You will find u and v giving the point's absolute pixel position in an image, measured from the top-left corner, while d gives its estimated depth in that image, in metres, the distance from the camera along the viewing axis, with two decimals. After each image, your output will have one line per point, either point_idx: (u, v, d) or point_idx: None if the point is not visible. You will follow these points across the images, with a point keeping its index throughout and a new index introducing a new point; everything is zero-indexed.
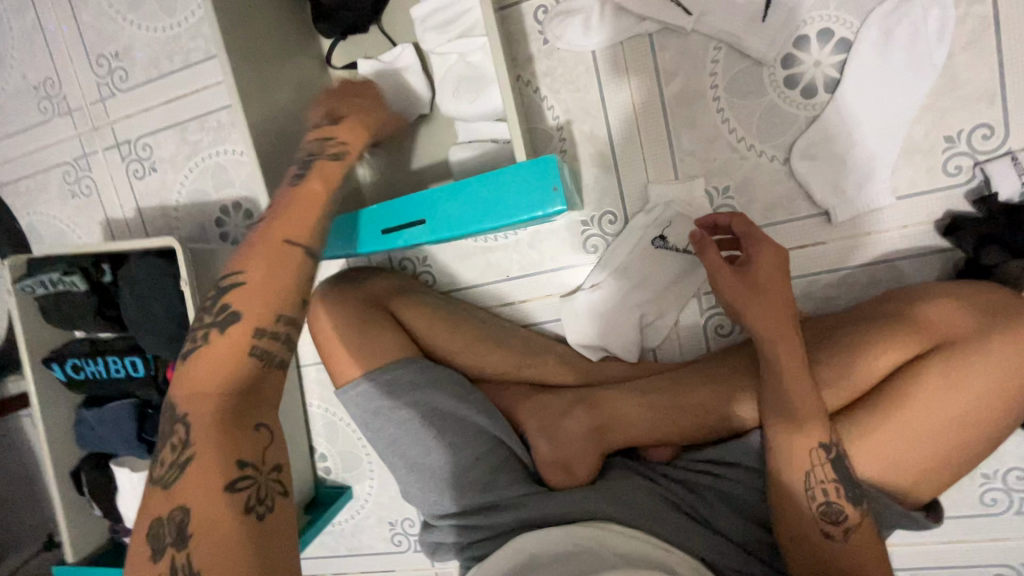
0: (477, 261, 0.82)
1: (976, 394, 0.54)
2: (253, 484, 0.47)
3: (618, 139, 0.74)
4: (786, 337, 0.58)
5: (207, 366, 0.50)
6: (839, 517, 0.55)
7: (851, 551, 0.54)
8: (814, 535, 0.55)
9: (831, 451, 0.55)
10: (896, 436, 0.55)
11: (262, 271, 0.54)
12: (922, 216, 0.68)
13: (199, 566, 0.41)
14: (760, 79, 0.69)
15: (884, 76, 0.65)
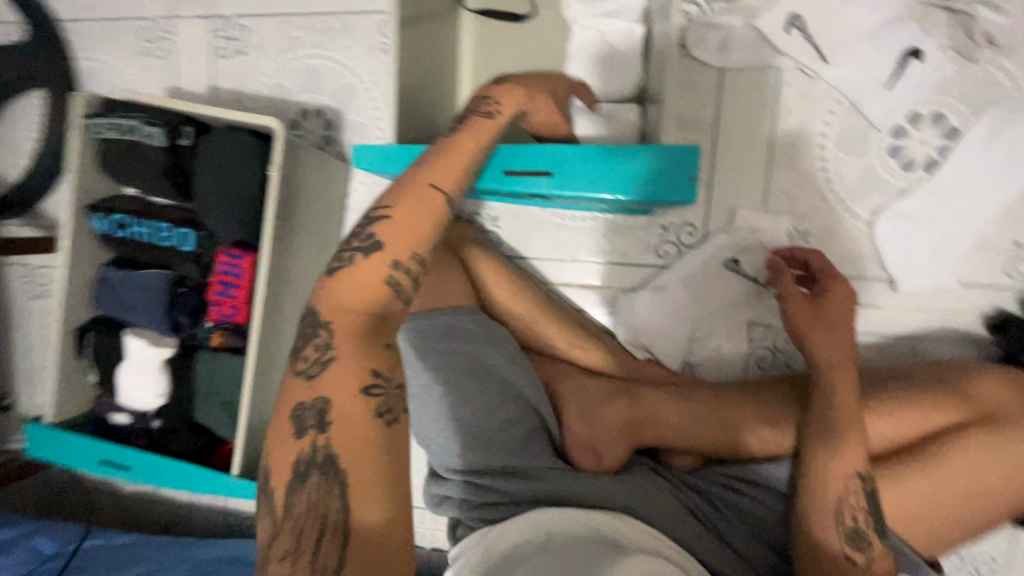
0: (547, 236, 0.82)
1: (1003, 470, 0.58)
2: (385, 393, 0.46)
3: (719, 158, 0.76)
4: (839, 364, 0.62)
5: (349, 288, 0.49)
6: (864, 545, 0.56)
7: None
8: (837, 558, 0.57)
9: (866, 483, 0.58)
10: (927, 491, 0.59)
11: (406, 207, 0.53)
12: (972, 307, 0.73)
13: (342, 453, 0.43)
14: (868, 141, 0.73)
15: (980, 170, 0.69)
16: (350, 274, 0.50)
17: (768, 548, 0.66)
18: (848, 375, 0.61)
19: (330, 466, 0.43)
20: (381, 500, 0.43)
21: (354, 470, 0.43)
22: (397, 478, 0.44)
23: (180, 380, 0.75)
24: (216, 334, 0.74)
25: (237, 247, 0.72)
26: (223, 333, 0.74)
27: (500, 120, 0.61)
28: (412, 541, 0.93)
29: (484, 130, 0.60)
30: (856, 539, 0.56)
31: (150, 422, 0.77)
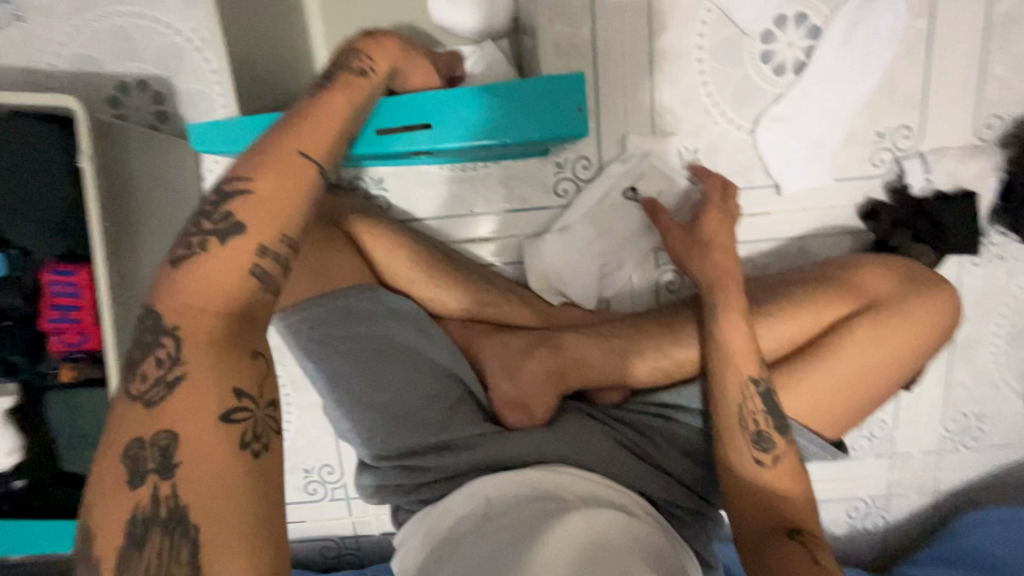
0: (440, 192, 0.76)
1: (883, 349, 0.64)
2: (251, 417, 0.40)
3: (603, 84, 0.73)
4: (729, 282, 0.66)
5: (206, 286, 0.42)
6: (767, 445, 0.60)
7: (777, 476, 0.59)
8: (748, 463, 0.60)
9: (761, 385, 0.61)
10: (823, 383, 0.64)
11: (262, 189, 0.45)
12: (848, 200, 0.77)
13: (191, 501, 0.36)
14: (741, 50, 0.72)
15: (841, 66, 0.72)
16: (202, 265, 0.42)
17: (698, 463, 0.69)
18: (737, 292, 0.65)
19: (174, 522, 0.35)
20: (247, 554, 0.36)
21: (208, 523, 0.36)
22: (270, 525, 0.38)
23: (36, 427, 0.64)
24: (64, 369, 0.62)
25: (64, 261, 0.60)
26: (72, 367, 0.62)
27: (373, 81, 0.53)
28: (357, 532, 0.89)
29: (354, 91, 0.52)
30: (763, 444, 0.60)
31: (11, 484, 0.65)
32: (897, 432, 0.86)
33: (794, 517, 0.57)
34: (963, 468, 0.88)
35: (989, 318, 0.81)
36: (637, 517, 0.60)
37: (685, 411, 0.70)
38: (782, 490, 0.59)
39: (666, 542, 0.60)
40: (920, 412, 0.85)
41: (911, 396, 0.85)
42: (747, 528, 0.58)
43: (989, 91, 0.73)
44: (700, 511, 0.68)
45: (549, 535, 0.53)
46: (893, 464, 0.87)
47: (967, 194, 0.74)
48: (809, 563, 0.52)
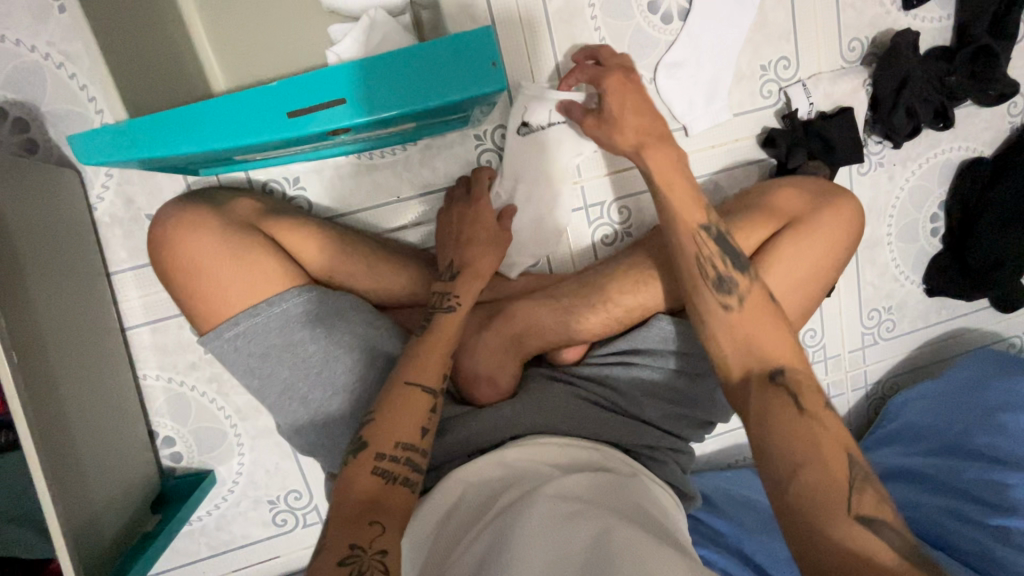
0: (363, 182, 0.74)
1: (811, 254, 0.68)
2: (361, 560, 0.47)
3: (507, 52, 0.74)
4: (651, 141, 0.66)
5: (397, 407, 0.56)
6: (731, 287, 0.62)
7: (747, 317, 0.61)
8: (715, 309, 0.62)
9: (711, 231, 0.64)
10: None
11: (433, 341, 0.62)
12: (748, 132, 0.83)
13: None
14: (630, 3, 0.75)
15: (721, 7, 0.77)
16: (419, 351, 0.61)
17: (669, 403, 0.71)
18: (664, 149, 0.66)
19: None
20: None
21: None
22: None
23: None
24: None
25: None
26: None
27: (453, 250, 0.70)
28: None
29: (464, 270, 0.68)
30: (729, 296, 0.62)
31: None
32: (826, 338, 0.94)
33: (774, 356, 0.59)
34: (884, 358, 0.98)
35: (881, 219, 0.91)
36: (618, 473, 0.62)
37: (645, 355, 0.72)
38: (758, 331, 0.60)
39: (652, 493, 0.63)
40: (841, 316, 0.93)
41: (832, 303, 0.93)
42: (735, 384, 0.60)
43: (847, 17, 0.82)
44: (677, 448, 0.71)
45: (523, 517, 0.52)
46: (827, 367, 0.96)
47: (844, 108, 0.81)
48: (792, 413, 0.54)
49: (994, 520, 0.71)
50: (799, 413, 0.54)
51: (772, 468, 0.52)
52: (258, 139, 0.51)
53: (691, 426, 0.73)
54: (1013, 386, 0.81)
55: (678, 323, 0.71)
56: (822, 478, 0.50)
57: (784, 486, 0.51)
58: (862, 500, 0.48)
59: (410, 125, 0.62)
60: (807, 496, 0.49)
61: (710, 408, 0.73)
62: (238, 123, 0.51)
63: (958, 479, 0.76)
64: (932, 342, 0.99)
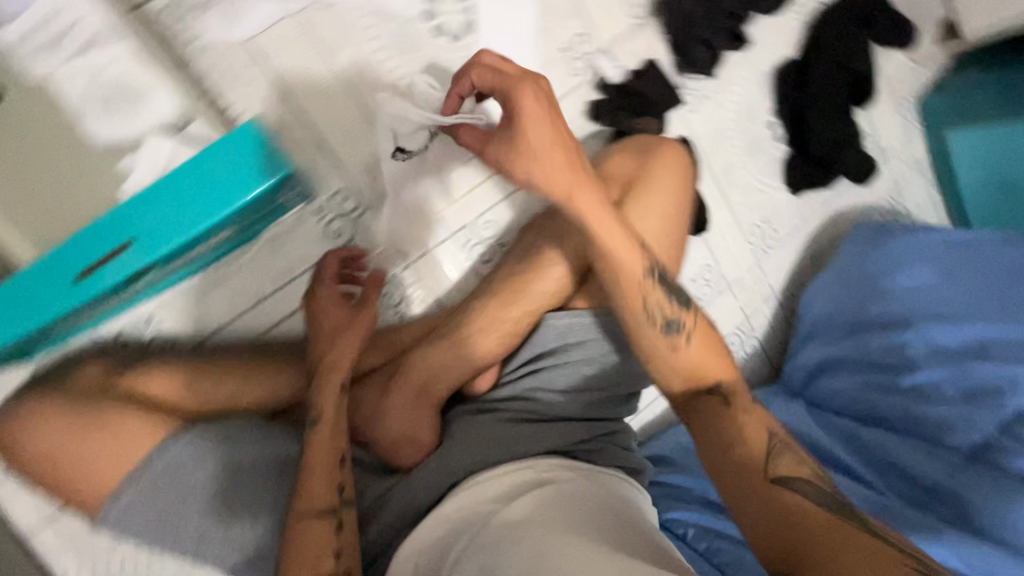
0: (218, 294, 0.71)
1: (658, 213, 0.70)
2: None
3: (314, 120, 0.74)
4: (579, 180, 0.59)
5: (303, 534, 0.55)
6: (677, 328, 0.63)
7: (694, 352, 0.63)
8: (664, 350, 0.63)
9: (653, 275, 0.64)
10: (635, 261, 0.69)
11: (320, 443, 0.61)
12: (576, 111, 0.84)
13: None
14: (414, 35, 0.77)
15: (498, 10, 0.79)
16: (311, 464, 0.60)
17: (585, 392, 0.73)
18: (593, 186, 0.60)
19: None
20: None
21: None
22: None
23: None
24: None
25: None
26: None
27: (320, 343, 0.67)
28: None
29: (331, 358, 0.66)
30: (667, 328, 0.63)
31: None
32: (720, 268, 0.98)
33: (714, 376, 0.63)
34: (780, 265, 1.03)
35: (725, 146, 0.96)
36: (556, 483, 0.63)
37: (550, 355, 0.73)
38: (706, 363, 0.63)
39: (593, 490, 0.64)
40: (726, 244, 0.98)
41: (714, 235, 0.97)
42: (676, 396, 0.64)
43: None
44: (607, 432, 0.73)
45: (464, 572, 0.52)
46: (734, 291, 1.00)
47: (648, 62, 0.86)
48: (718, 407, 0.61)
49: (907, 380, 0.75)
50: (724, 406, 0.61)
51: (713, 455, 0.59)
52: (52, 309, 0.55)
53: (614, 407, 0.74)
54: (889, 252, 0.85)
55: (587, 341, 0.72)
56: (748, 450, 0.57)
57: (718, 464, 0.58)
58: (782, 464, 0.56)
59: (225, 236, 0.61)
60: (733, 468, 0.57)
61: (626, 383, 0.74)
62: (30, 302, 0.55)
63: (867, 351, 0.80)
64: (818, 234, 1.04)
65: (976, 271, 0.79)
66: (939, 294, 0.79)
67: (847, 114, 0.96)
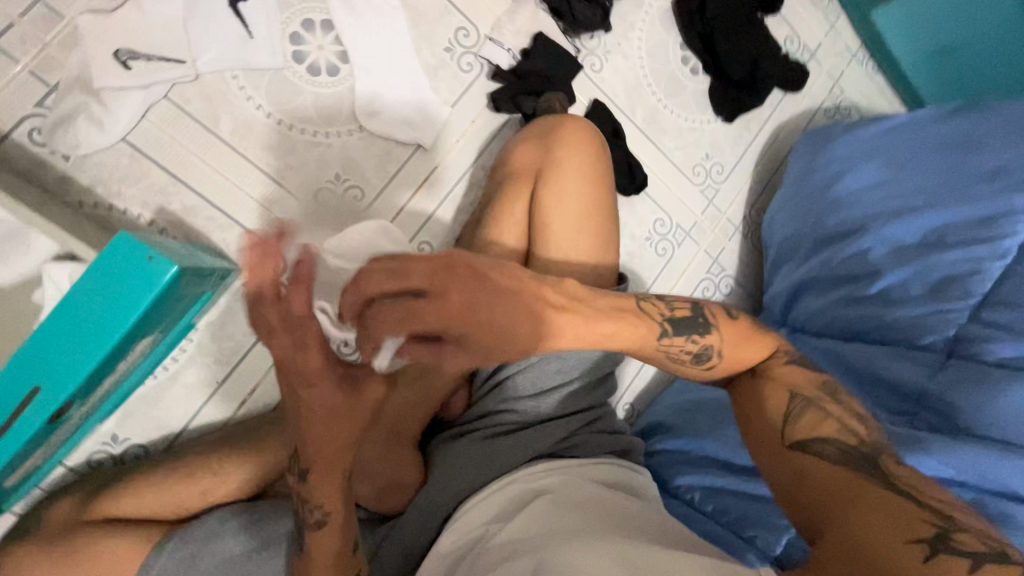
0: (176, 392, 0.71)
1: (579, 199, 0.68)
2: None
3: (216, 196, 0.73)
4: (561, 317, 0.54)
5: None
6: (705, 354, 0.61)
7: (728, 360, 0.62)
8: (699, 374, 0.63)
9: (666, 332, 0.60)
10: (570, 244, 0.68)
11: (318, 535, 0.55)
12: (478, 107, 0.83)
13: None
14: (290, 81, 0.74)
15: (367, 30, 0.77)
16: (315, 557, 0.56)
17: (558, 389, 0.72)
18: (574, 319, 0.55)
19: None
20: None
21: None
22: None
23: None
24: None
25: None
26: None
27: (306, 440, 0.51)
28: None
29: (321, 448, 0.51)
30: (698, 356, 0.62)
31: None
32: (673, 218, 0.95)
33: (755, 361, 0.63)
34: (734, 196, 1.00)
35: (643, 93, 0.92)
36: (553, 490, 0.65)
37: (511, 363, 0.72)
38: (744, 357, 0.63)
39: (585, 485, 0.66)
40: (673, 193, 0.95)
41: (658, 187, 0.94)
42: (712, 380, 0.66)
43: None
44: (589, 421, 0.73)
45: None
46: (695, 236, 0.97)
47: (536, 36, 0.82)
48: (747, 379, 0.62)
49: (873, 287, 0.71)
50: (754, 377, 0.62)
51: (750, 433, 0.60)
52: None
53: (591, 395, 0.74)
54: (832, 155, 0.81)
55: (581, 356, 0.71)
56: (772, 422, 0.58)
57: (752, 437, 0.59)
58: (803, 425, 0.56)
59: (144, 343, 0.58)
60: (756, 440, 0.59)
61: (597, 368, 0.73)
62: None
63: (828, 264, 0.76)
64: (763, 154, 1.01)
65: (921, 154, 0.74)
66: (890, 189, 0.74)
67: (756, 29, 0.92)
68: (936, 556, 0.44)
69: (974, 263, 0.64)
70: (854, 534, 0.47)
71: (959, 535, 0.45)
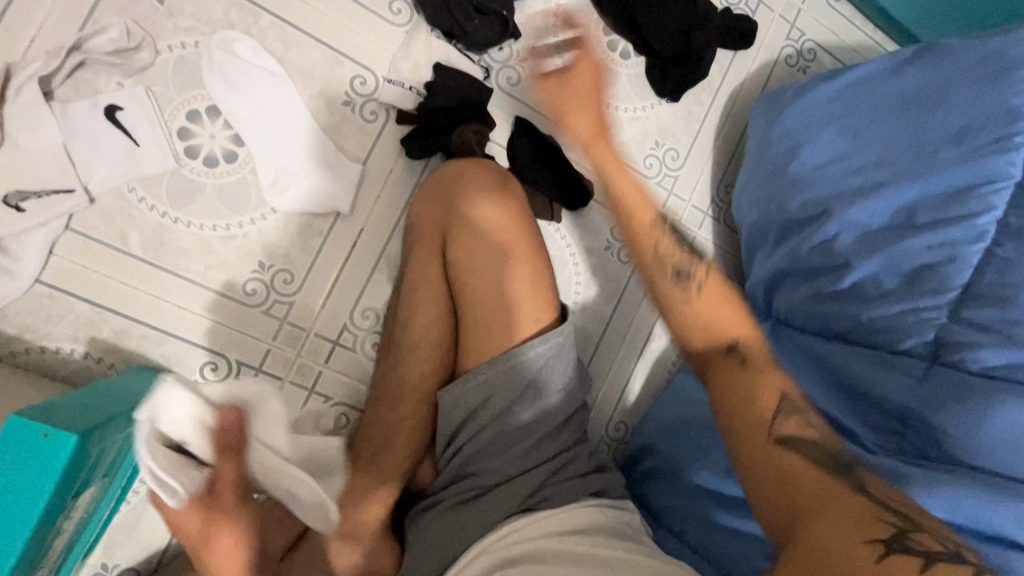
0: (152, 513, 0.72)
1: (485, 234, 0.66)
2: None
3: (145, 313, 0.71)
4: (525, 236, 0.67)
5: None
6: (687, 277, 0.63)
7: (707, 300, 0.62)
8: (676, 301, 0.62)
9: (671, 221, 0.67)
10: (490, 296, 0.65)
11: None
12: (392, 157, 0.78)
13: None
14: (189, 179, 0.71)
15: (255, 104, 0.72)
16: None
17: (520, 439, 0.65)
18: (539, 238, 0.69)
19: None
20: None
21: None
22: None
23: None
24: None
25: None
26: None
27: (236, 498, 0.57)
28: None
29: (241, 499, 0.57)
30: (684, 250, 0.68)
31: None
32: None
33: (733, 337, 0.61)
34: (698, 179, 0.91)
35: None
36: (531, 553, 0.60)
37: (465, 422, 0.66)
38: (719, 316, 0.62)
39: (567, 538, 0.61)
40: None
41: None
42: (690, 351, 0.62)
43: None
44: (563, 463, 0.67)
45: None
46: (661, 233, 0.90)
47: (436, 67, 0.76)
48: (737, 371, 0.58)
49: (843, 282, 0.66)
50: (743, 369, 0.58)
51: (737, 417, 0.56)
52: None
53: (554, 441, 0.67)
54: (785, 126, 0.74)
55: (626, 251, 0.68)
56: (756, 417, 0.55)
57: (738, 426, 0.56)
58: (789, 424, 0.53)
59: (87, 495, 0.58)
60: (744, 421, 0.56)
61: (556, 406, 0.66)
62: None
63: (797, 256, 0.70)
64: (722, 126, 0.91)
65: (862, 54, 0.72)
66: (852, 161, 0.68)
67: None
68: (891, 556, 0.43)
69: (949, 249, 0.61)
70: (819, 536, 0.46)
71: (916, 538, 0.44)
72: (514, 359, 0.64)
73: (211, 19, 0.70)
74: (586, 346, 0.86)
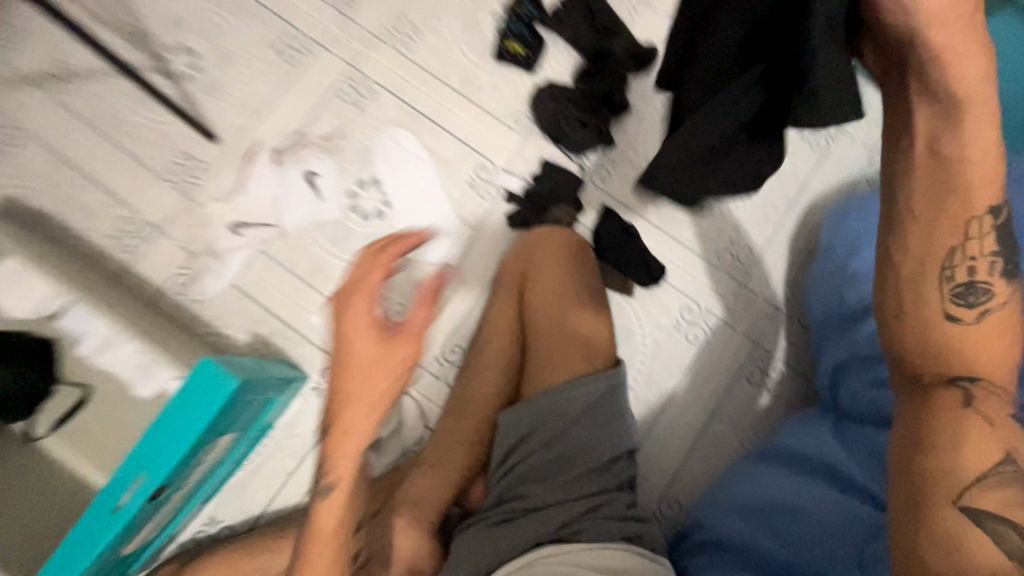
0: (256, 482, 0.88)
1: (559, 282, 0.81)
2: None
3: (294, 319, 0.93)
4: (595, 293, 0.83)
5: None
6: (973, 296, 0.50)
7: (982, 330, 0.50)
8: (935, 316, 0.51)
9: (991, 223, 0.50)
10: (554, 333, 0.78)
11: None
12: (497, 225, 0.96)
13: None
14: (347, 226, 0.95)
15: (405, 179, 0.97)
16: None
17: (565, 471, 0.71)
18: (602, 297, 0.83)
19: None
20: None
21: None
22: None
23: None
24: None
25: None
26: None
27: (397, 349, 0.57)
28: None
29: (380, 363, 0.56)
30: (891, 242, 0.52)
31: None
32: (702, 304, 0.96)
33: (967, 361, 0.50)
34: (772, 277, 0.97)
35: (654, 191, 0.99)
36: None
37: (517, 447, 0.74)
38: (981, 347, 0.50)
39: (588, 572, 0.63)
40: (697, 280, 0.97)
41: (679, 276, 0.97)
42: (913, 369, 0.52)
43: (495, 109, 1.00)
44: (601, 503, 0.71)
45: None
46: (729, 321, 0.96)
47: (542, 163, 0.97)
48: (957, 411, 0.48)
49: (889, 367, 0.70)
50: (966, 409, 0.48)
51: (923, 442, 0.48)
52: (108, 539, 0.66)
53: (595, 479, 0.72)
54: (847, 231, 0.81)
55: (923, 122, 0.48)
56: (951, 462, 0.46)
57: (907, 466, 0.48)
58: (988, 498, 0.45)
59: (223, 439, 0.75)
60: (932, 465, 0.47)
61: (600, 445, 0.72)
62: (91, 542, 0.66)
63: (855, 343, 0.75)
64: (797, 233, 0.99)
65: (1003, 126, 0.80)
66: None
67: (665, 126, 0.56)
68: None
69: None
70: None
71: None
72: (565, 392, 0.73)
73: (387, 120, 0.99)
74: (645, 415, 0.94)
